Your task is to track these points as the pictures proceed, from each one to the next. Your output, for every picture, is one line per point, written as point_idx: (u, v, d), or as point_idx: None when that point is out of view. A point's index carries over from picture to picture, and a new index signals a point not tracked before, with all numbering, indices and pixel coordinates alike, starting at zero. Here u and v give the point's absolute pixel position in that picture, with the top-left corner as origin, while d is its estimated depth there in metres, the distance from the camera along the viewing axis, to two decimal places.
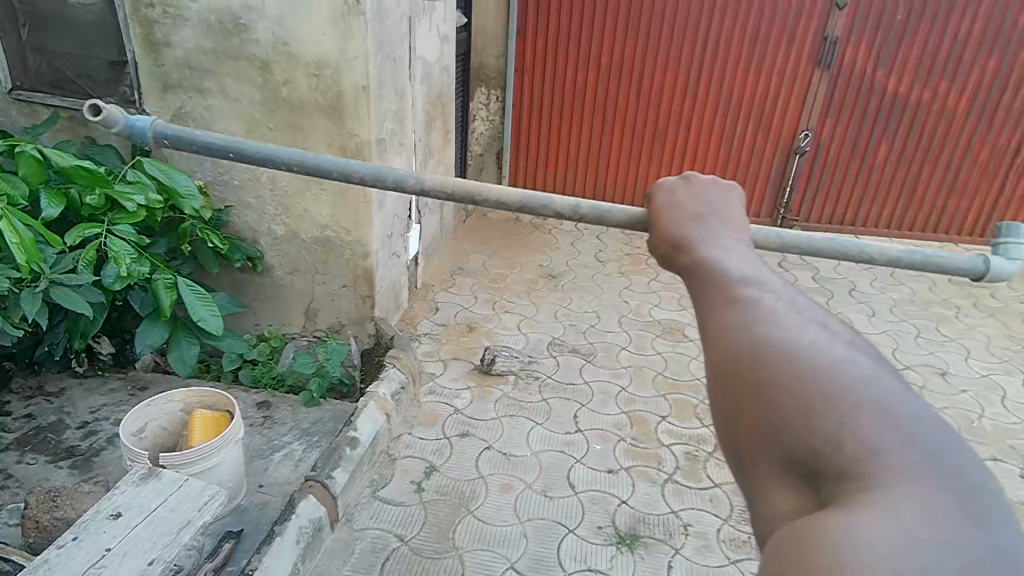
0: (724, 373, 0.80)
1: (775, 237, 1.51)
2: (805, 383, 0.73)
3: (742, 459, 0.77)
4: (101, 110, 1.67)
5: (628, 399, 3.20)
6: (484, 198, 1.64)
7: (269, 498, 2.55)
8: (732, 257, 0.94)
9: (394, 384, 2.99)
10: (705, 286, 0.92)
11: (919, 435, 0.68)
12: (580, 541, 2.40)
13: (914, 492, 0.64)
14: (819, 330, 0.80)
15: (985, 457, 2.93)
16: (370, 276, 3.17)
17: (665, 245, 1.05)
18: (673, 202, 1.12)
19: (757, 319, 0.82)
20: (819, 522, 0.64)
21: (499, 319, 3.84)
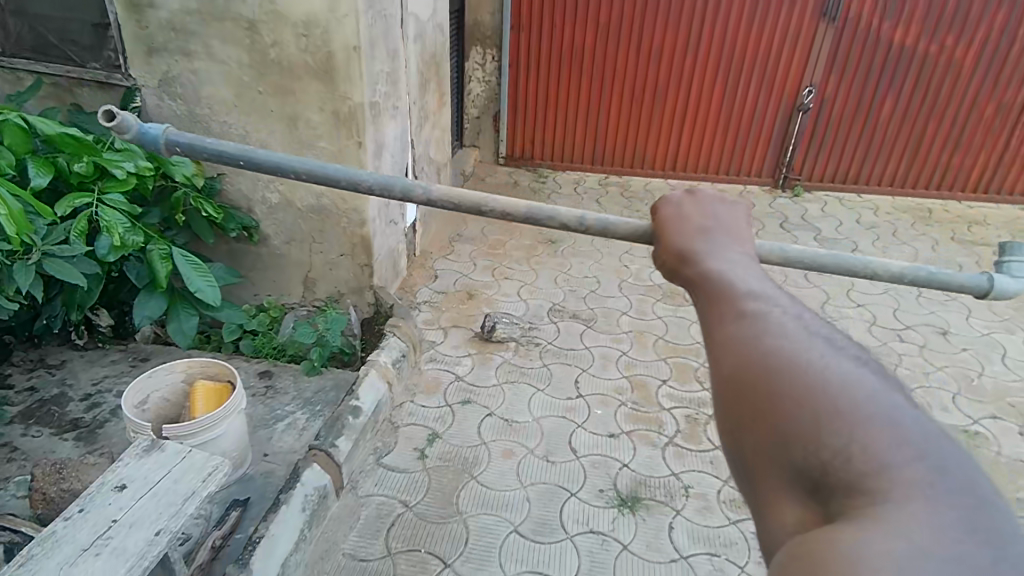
0: (731, 383, 0.81)
1: (778, 252, 1.49)
2: (815, 395, 0.73)
3: (750, 474, 0.76)
4: (115, 116, 1.62)
5: (629, 364, 3.20)
6: (490, 209, 1.64)
7: (274, 467, 2.56)
8: (736, 271, 0.98)
9: (395, 353, 2.98)
10: (712, 297, 0.94)
11: (930, 451, 0.67)
12: (582, 504, 2.43)
13: (925, 506, 0.63)
14: (827, 346, 0.81)
15: (983, 415, 2.94)
16: (368, 245, 3.14)
17: (672, 257, 1.10)
18: (681, 219, 1.16)
19: (767, 331, 0.83)
20: (830, 535, 0.63)
21: (498, 286, 3.82)
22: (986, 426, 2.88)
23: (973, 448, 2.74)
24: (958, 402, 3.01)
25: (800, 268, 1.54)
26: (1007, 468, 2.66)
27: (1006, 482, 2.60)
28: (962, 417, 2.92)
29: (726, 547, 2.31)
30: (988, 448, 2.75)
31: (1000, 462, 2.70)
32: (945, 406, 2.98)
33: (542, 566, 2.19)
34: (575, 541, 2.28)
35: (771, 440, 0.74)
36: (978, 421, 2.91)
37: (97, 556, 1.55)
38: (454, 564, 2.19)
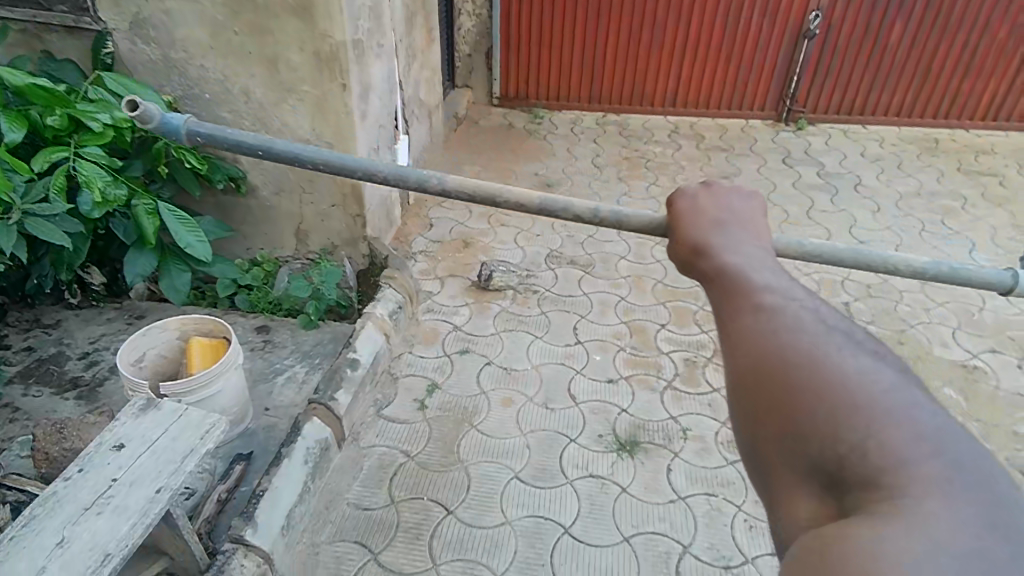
0: (746, 379, 0.84)
1: (799, 245, 1.52)
2: (833, 391, 0.75)
3: (766, 468, 0.79)
4: (138, 105, 1.66)
5: (627, 309, 3.17)
6: (504, 200, 1.65)
7: (276, 421, 2.58)
8: (753, 263, 0.99)
9: (391, 305, 2.94)
10: (728, 290, 0.95)
11: (947, 448, 0.69)
12: (581, 449, 2.45)
13: (942, 502, 0.65)
14: (845, 341, 0.82)
15: (982, 350, 2.93)
16: (359, 193, 3.05)
17: (687, 249, 1.10)
18: (694, 209, 1.16)
19: (784, 327, 0.85)
20: (847, 530, 0.65)
21: (494, 234, 3.75)
22: (986, 360, 2.87)
23: (971, 384, 2.74)
24: (957, 337, 2.99)
25: (822, 262, 1.57)
26: (1005, 402, 2.67)
27: (1004, 415, 2.60)
28: (962, 352, 2.91)
29: (723, 487, 2.34)
30: (986, 383, 2.75)
31: (998, 396, 2.71)
32: (945, 342, 2.96)
33: (542, 511, 2.23)
34: (575, 486, 2.31)
35: (788, 436, 0.76)
36: (977, 357, 2.90)
37: (99, 514, 1.57)
38: (456, 511, 2.22)
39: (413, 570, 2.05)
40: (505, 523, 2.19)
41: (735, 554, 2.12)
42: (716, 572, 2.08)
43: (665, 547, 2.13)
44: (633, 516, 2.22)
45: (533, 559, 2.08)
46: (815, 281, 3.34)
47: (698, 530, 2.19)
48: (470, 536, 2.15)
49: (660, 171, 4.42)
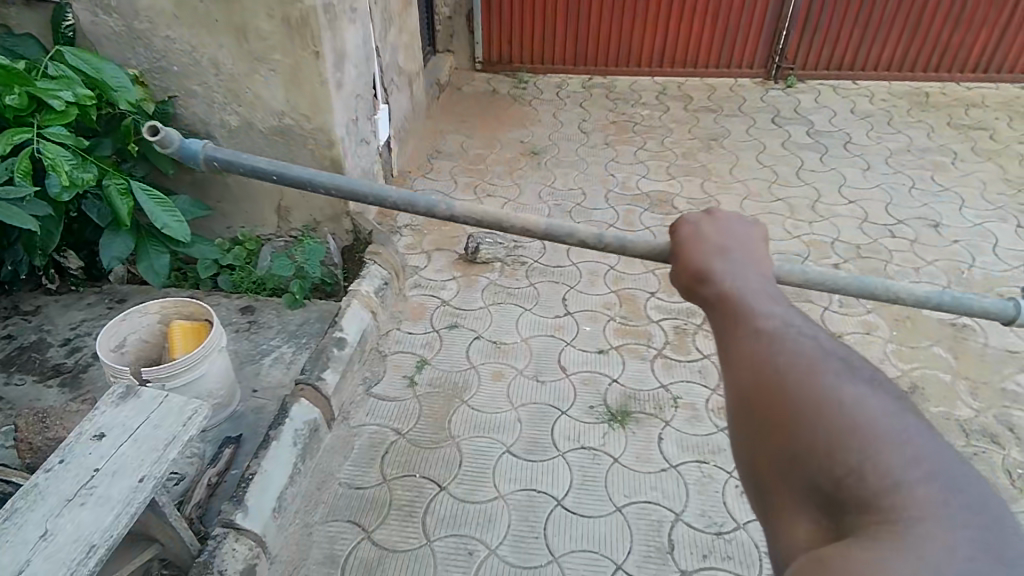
0: (746, 401, 0.85)
1: (802, 273, 1.52)
2: (830, 413, 0.76)
3: (765, 491, 0.81)
4: (159, 132, 1.68)
5: (617, 278, 3.14)
6: (511, 225, 1.66)
7: (264, 402, 2.53)
8: (753, 288, 1.00)
9: (377, 282, 2.89)
10: (729, 314, 0.96)
11: (942, 471, 0.70)
12: (573, 421, 2.45)
13: (938, 527, 0.66)
14: (842, 362, 0.83)
15: None
16: (339, 167, 2.96)
17: (687, 275, 1.11)
18: (695, 232, 1.17)
19: (782, 350, 0.86)
20: (845, 554, 0.67)
21: (480, 205, 3.69)
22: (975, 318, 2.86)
23: (960, 342, 2.74)
24: None
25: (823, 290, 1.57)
26: (994, 359, 2.67)
27: (992, 372, 2.61)
28: None
29: (714, 454, 2.34)
30: (975, 340, 2.75)
31: (986, 353, 2.71)
32: None
33: (535, 484, 2.23)
34: (566, 458, 2.31)
35: (787, 456, 0.77)
36: None
37: (83, 505, 1.55)
38: (449, 487, 2.22)
39: (407, 548, 2.05)
40: (498, 497, 2.19)
41: (726, 520, 2.13)
42: (708, 538, 2.08)
43: (657, 515, 2.14)
44: (624, 485, 2.23)
45: (526, 532, 2.09)
46: (805, 244, 3.32)
47: (690, 498, 2.19)
48: (463, 511, 2.15)
49: (648, 135, 4.34)
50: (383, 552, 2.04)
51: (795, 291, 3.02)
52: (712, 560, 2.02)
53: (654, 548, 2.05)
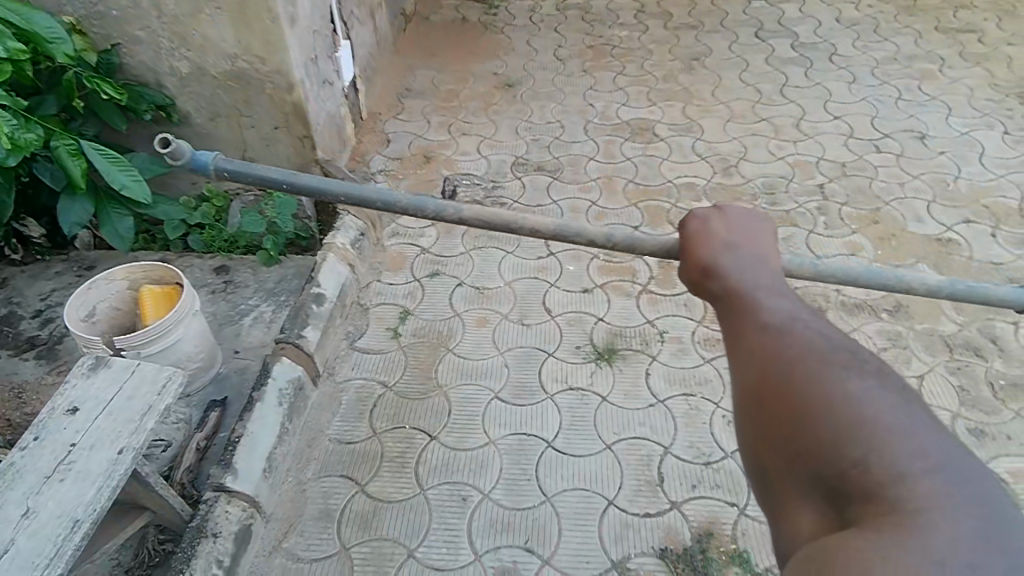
0: (754, 395, 0.88)
1: (815, 267, 1.48)
2: (836, 406, 0.79)
3: (769, 482, 0.85)
4: (168, 142, 1.54)
5: (599, 214, 3.06)
6: (521, 227, 1.58)
7: (247, 362, 2.47)
8: (762, 287, 1.02)
9: (352, 233, 2.79)
10: (739, 311, 1.00)
11: (945, 463, 0.74)
12: (559, 363, 2.43)
13: (940, 518, 0.70)
14: (849, 356, 0.86)
15: (956, 221, 2.87)
16: (301, 112, 2.79)
17: (697, 270, 1.13)
18: (704, 226, 1.17)
19: (791, 346, 0.89)
20: (849, 543, 0.71)
21: (455, 145, 3.55)
22: (960, 232, 2.82)
23: (944, 257, 2.72)
24: (931, 210, 2.93)
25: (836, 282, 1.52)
26: (978, 272, 2.64)
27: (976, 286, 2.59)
28: (935, 225, 2.86)
29: (702, 385, 2.33)
30: (960, 254, 2.72)
31: (971, 266, 2.68)
32: (918, 216, 2.91)
33: (525, 428, 2.23)
34: (555, 400, 2.31)
35: (792, 448, 0.81)
36: (951, 229, 2.84)
37: (63, 481, 1.52)
38: (439, 436, 2.22)
39: (401, 498, 2.06)
40: (488, 443, 2.19)
41: (715, 451, 2.13)
42: (697, 469, 2.09)
43: (646, 450, 2.14)
44: (614, 423, 2.23)
45: (517, 475, 2.10)
46: (789, 165, 3.24)
47: (678, 431, 2.19)
48: (455, 459, 2.15)
49: (626, 58, 4.14)
50: (377, 504, 2.05)
51: (779, 216, 2.97)
52: (701, 490, 2.03)
53: (645, 483, 2.06)
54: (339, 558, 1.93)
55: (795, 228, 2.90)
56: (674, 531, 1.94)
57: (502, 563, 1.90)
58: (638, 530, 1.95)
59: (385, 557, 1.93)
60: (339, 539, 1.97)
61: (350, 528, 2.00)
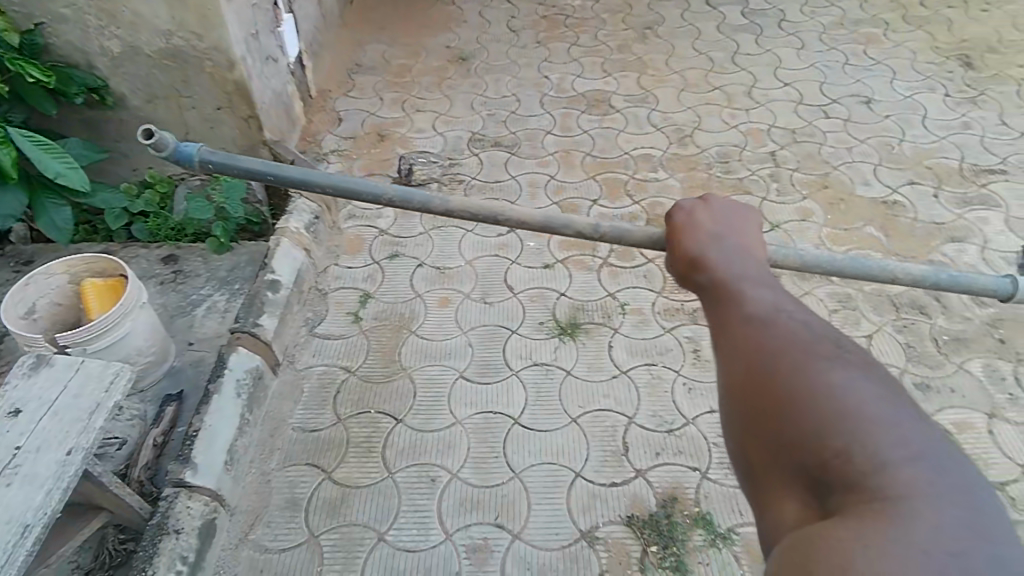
0: (739, 387, 0.89)
1: (799, 257, 1.53)
2: (820, 398, 0.80)
3: (755, 474, 0.84)
4: (153, 134, 1.52)
5: (558, 188, 3.05)
6: (508, 219, 1.58)
7: (203, 354, 2.40)
8: (748, 281, 1.04)
9: (306, 217, 2.71)
10: (725, 304, 1.01)
11: (928, 453, 0.73)
12: (523, 340, 2.43)
13: (922, 506, 0.69)
14: (834, 348, 0.87)
15: (901, 183, 2.96)
16: (244, 91, 2.67)
17: (685, 263, 1.15)
18: (692, 220, 1.19)
19: (775, 338, 0.90)
20: (830, 531, 0.70)
21: (410, 122, 3.47)
22: (905, 194, 2.91)
23: (890, 220, 2.80)
24: (877, 173, 3.01)
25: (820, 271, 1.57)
26: (922, 233, 2.73)
27: (920, 246, 2.68)
28: (881, 188, 2.94)
29: (663, 355, 2.36)
30: (905, 216, 2.81)
31: (916, 227, 2.77)
32: (866, 180, 2.99)
33: (490, 406, 2.23)
34: (520, 376, 2.31)
35: (776, 439, 0.81)
36: (897, 191, 2.93)
37: (9, 486, 1.46)
38: (405, 419, 2.20)
39: (369, 483, 2.05)
40: (455, 423, 2.19)
41: (676, 418, 2.18)
42: (660, 437, 2.13)
43: (610, 422, 2.17)
44: (579, 396, 2.25)
45: (485, 453, 2.11)
46: (742, 133, 3.28)
47: (642, 401, 2.23)
48: (422, 440, 2.15)
49: (580, 28, 4.09)
50: (345, 490, 2.03)
51: (733, 184, 3.01)
52: (665, 457, 2.08)
53: (610, 453, 2.09)
54: (308, 547, 1.92)
55: (749, 197, 2.95)
56: (640, 498, 1.98)
57: (473, 540, 1.91)
58: (605, 500, 1.98)
59: (355, 542, 1.92)
60: (308, 528, 1.96)
61: (318, 515, 1.98)
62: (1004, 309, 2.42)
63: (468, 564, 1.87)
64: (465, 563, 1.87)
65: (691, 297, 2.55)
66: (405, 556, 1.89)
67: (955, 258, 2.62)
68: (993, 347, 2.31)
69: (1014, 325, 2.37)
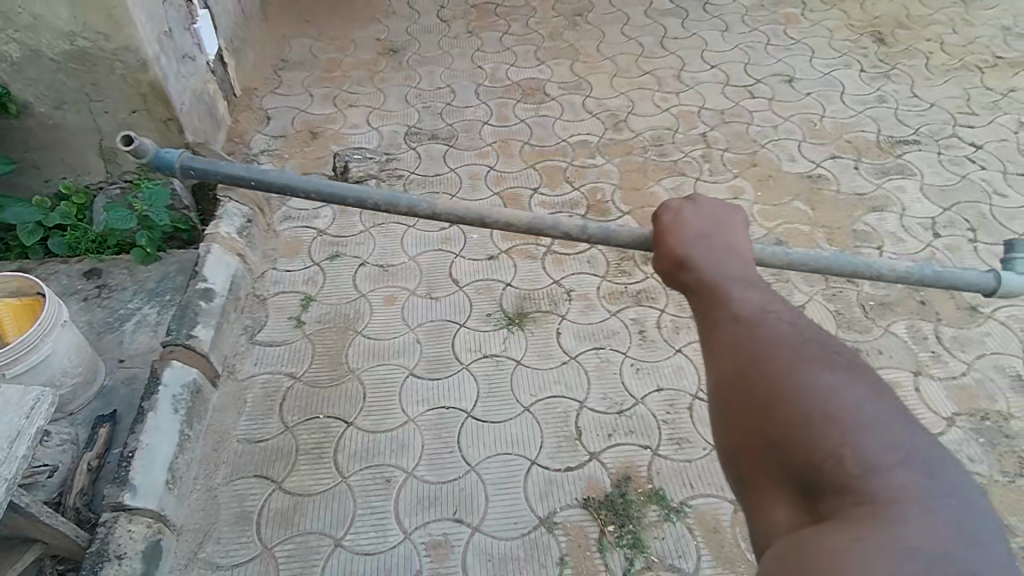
0: (730, 392, 0.90)
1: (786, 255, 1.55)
2: (808, 403, 0.81)
3: (745, 478, 0.86)
4: (132, 139, 1.41)
5: (498, 179, 3.04)
6: (493, 220, 1.52)
7: (136, 370, 2.28)
8: (734, 282, 1.05)
9: (238, 222, 2.60)
10: (713, 307, 1.02)
11: (914, 454, 0.76)
12: (472, 333, 2.43)
13: (910, 508, 0.72)
14: (821, 349, 0.88)
15: (824, 158, 3.09)
16: (161, 92, 2.53)
17: (670, 263, 1.15)
18: (679, 217, 1.18)
19: (761, 342, 0.91)
20: (824, 536, 0.73)
21: (343, 118, 3.39)
22: (828, 168, 3.04)
23: (816, 193, 2.93)
24: (802, 149, 3.14)
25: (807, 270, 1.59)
26: (846, 204, 2.87)
27: (845, 217, 2.81)
28: (806, 163, 3.07)
29: (609, 338, 2.40)
30: (828, 189, 2.94)
31: (839, 199, 2.90)
32: (791, 156, 3.11)
33: (442, 401, 2.22)
34: (470, 369, 2.31)
35: (768, 443, 0.83)
36: (820, 165, 3.06)
37: None
38: (356, 421, 2.16)
39: (322, 489, 2.00)
40: (408, 422, 2.16)
41: (626, 399, 2.22)
42: (612, 418, 2.17)
43: (563, 407, 2.20)
44: (531, 384, 2.26)
45: (440, 448, 2.10)
46: (674, 116, 3.35)
47: (592, 385, 2.26)
48: (374, 441, 2.11)
49: (510, 17, 4.08)
50: (297, 499, 1.98)
51: (668, 167, 3.08)
52: (617, 437, 2.12)
53: (564, 438, 2.12)
54: (262, 560, 1.86)
55: (684, 178, 3.02)
56: (596, 480, 2.02)
57: (432, 537, 1.90)
58: (562, 485, 2.01)
59: (311, 550, 1.88)
60: (261, 541, 1.90)
61: (270, 527, 1.93)
62: None
63: (429, 561, 1.85)
64: (426, 561, 1.85)
65: (633, 279, 2.60)
66: (364, 559, 1.86)
67: (876, 226, 2.77)
68: (915, 308, 2.45)
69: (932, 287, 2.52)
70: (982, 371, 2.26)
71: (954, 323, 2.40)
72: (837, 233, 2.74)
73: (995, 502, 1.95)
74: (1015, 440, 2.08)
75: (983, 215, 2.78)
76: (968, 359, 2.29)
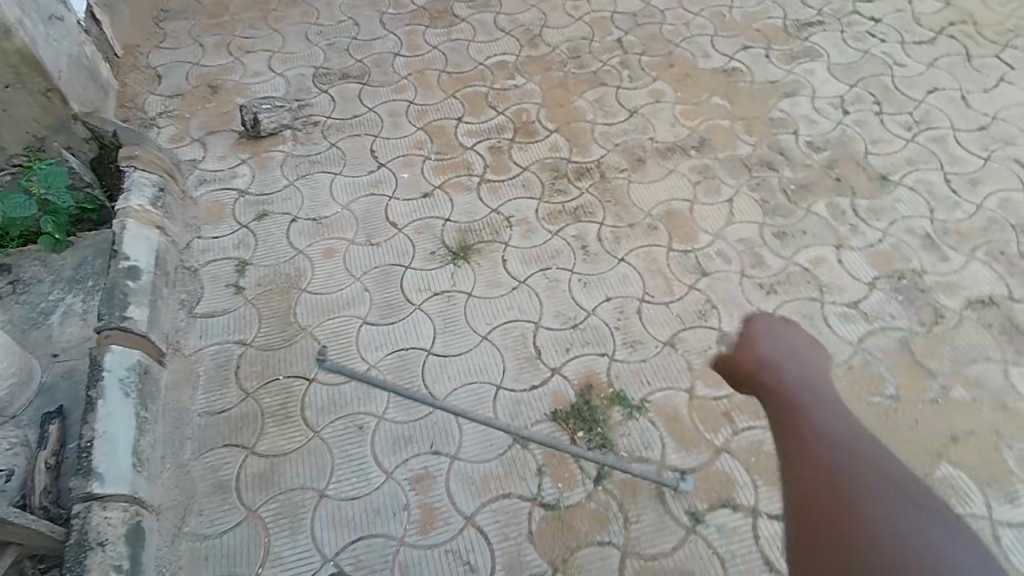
0: (808, 527, 0.90)
1: None
2: (893, 553, 0.81)
3: None
4: None
5: (419, 113, 2.95)
6: None
7: (74, 362, 2.17)
8: (838, 432, 1.01)
9: (149, 191, 2.43)
10: (800, 448, 1.00)
11: None
12: (419, 273, 2.41)
13: None
14: (905, 493, 0.90)
15: (737, 50, 3.13)
16: (33, 60, 2.28)
17: (749, 373, 1.13)
18: (765, 337, 1.15)
19: (872, 504, 0.88)
20: None
21: (242, 68, 3.15)
22: (741, 60, 3.08)
23: (733, 87, 2.98)
24: (715, 44, 3.16)
25: None
26: (762, 93, 2.94)
27: (762, 107, 2.89)
28: (721, 58, 3.10)
29: (554, 258, 2.44)
30: (744, 81, 3.00)
31: (755, 89, 2.97)
32: (706, 52, 3.13)
33: (401, 344, 2.23)
34: (423, 309, 2.31)
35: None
36: (734, 58, 3.10)
37: None
38: (318, 377, 2.16)
39: (296, 447, 2.02)
40: (370, 369, 2.17)
41: (578, 313, 2.29)
42: (567, 333, 2.25)
43: (520, 330, 2.25)
44: (485, 314, 2.30)
45: (406, 389, 2.13)
46: (588, 24, 3.29)
47: (544, 305, 2.32)
48: (339, 393, 2.12)
49: None
50: (273, 460, 1.99)
51: (589, 78, 3.05)
52: (575, 350, 2.21)
53: (524, 359, 2.19)
54: (249, 523, 1.89)
55: (605, 88, 3.01)
56: (560, 392, 2.11)
57: (414, 472, 1.97)
58: (529, 403, 2.09)
59: (297, 505, 1.91)
60: (244, 505, 1.92)
61: (251, 491, 1.94)
62: (836, 151, 2.71)
63: (415, 494, 1.92)
64: (411, 494, 1.92)
65: (569, 197, 2.62)
66: (351, 504, 1.91)
67: (791, 112, 2.86)
68: (833, 186, 2.59)
69: (846, 164, 2.66)
70: (896, 236, 2.44)
71: (868, 194, 2.56)
72: (755, 125, 2.82)
73: (915, 351, 2.16)
74: (928, 292, 2.29)
75: (886, 88, 2.92)
76: (883, 226, 2.47)
